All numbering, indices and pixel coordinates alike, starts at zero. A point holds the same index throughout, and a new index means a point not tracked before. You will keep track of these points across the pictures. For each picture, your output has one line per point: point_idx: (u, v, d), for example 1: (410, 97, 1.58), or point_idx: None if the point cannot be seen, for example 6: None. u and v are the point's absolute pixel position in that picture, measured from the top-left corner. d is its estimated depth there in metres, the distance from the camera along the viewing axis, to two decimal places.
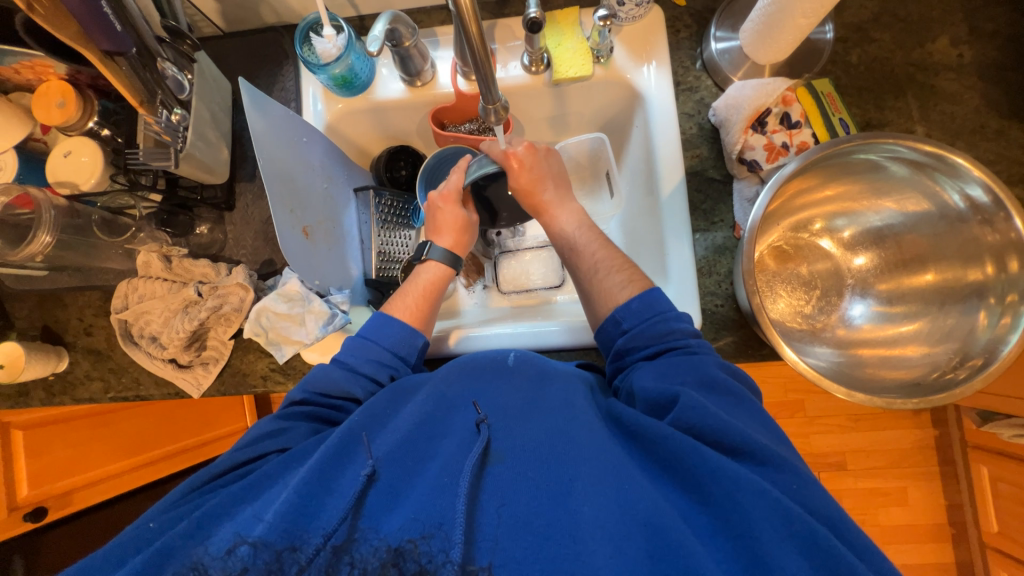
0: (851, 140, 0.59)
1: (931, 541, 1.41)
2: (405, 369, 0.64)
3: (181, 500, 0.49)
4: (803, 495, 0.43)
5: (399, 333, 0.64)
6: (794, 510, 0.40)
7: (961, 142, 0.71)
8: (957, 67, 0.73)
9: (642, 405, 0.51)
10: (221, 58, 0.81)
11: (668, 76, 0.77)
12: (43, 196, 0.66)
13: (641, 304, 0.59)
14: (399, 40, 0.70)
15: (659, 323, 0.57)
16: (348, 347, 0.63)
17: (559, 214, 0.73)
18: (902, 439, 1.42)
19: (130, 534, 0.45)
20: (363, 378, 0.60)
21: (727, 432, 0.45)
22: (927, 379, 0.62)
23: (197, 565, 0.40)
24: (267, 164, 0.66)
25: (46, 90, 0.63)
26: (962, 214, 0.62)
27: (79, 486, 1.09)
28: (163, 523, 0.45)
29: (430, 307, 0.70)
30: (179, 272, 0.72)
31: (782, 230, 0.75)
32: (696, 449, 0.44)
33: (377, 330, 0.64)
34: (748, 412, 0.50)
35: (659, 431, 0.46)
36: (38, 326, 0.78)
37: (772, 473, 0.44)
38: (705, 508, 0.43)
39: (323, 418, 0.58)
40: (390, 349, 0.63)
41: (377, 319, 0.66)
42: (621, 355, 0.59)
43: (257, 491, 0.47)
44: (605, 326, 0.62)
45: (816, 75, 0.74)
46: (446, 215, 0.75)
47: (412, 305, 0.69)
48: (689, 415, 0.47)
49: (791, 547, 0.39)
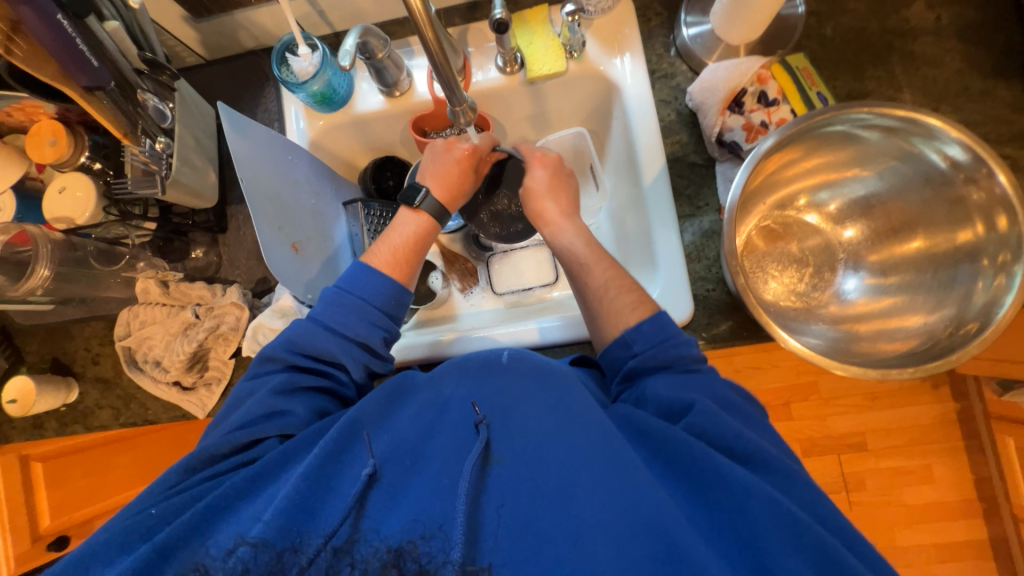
0: (825, 112, 0.58)
1: (961, 518, 1.37)
2: (398, 330, 0.65)
3: (178, 489, 0.49)
4: (812, 505, 0.43)
5: (388, 289, 0.63)
6: (806, 522, 0.40)
7: (946, 105, 0.70)
8: (935, 31, 0.72)
9: (653, 409, 0.51)
10: (205, 86, 0.83)
11: (642, 65, 0.77)
12: (39, 232, 0.69)
13: (653, 326, 0.57)
14: (371, 52, 0.71)
15: (670, 347, 0.55)
16: (338, 307, 0.61)
17: (564, 227, 0.71)
18: (922, 414, 1.38)
19: (129, 523, 0.46)
20: (353, 345, 0.60)
21: (738, 439, 0.46)
22: (922, 349, 0.61)
23: (199, 565, 0.41)
24: (250, 184, 0.67)
25: (38, 131, 0.65)
26: (946, 176, 0.61)
27: (98, 514, 1.13)
28: (164, 511, 0.46)
29: (416, 260, 0.69)
30: (177, 296, 0.74)
31: (767, 209, 0.74)
32: (706, 456, 0.44)
33: (364, 287, 0.62)
34: (756, 427, 0.51)
35: (672, 433, 0.46)
36: (48, 359, 0.80)
37: (781, 482, 0.44)
38: (712, 512, 0.43)
39: (319, 385, 0.59)
40: (382, 312, 0.63)
41: (357, 270, 0.64)
42: (630, 376, 0.56)
43: (263, 484, 0.48)
44: (612, 349, 0.59)
45: (791, 51, 0.74)
46: (448, 164, 0.73)
47: (398, 258, 0.67)
48: (703, 421, 0.47)
49: (799, 557, 0.39)
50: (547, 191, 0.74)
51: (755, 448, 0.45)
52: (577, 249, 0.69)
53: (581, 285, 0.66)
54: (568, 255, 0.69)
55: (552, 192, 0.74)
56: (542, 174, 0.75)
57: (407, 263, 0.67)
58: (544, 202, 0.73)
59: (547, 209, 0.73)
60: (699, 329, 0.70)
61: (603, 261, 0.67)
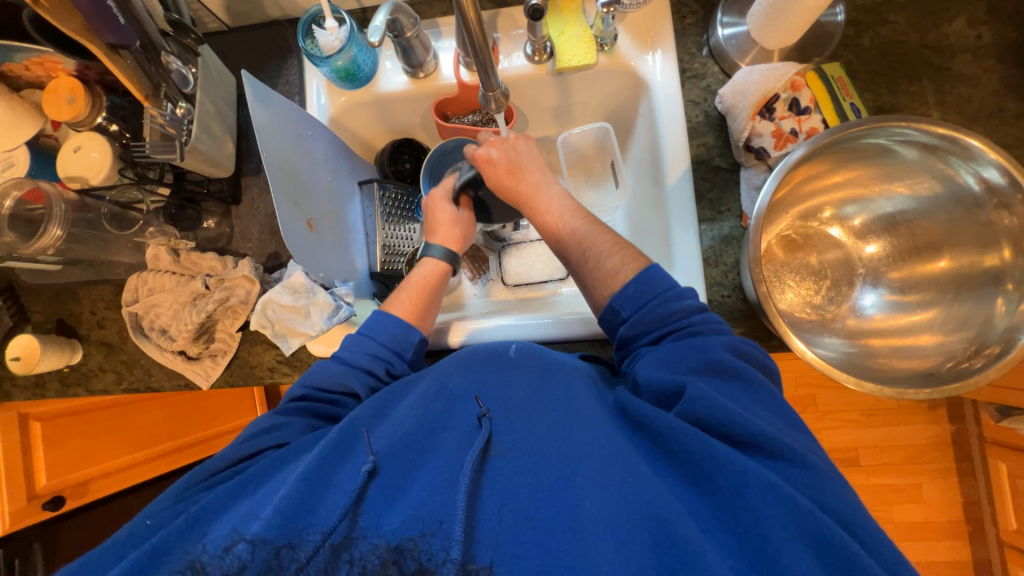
0: (861, 124, 0.57)
1: (947, 539, 1.38)
2: (403, 364, 0.64)
3: (180, 497, 0.49)
4: (816, 490, 0.41)
5: (395, 328, 0.65)
6: (806, 508, 0.39)
7: (979, 126, 0.69)
8: (974, 49, 0.70)
9: (648, 395, 0.50)
10: (226, 54, 0.82)
11: (673, 62, 0.75)
12: (53, 191, 0.69)
13: (636, 288, 0.56)
14: (400, 31, 0.70)
15: (659, 306, 0.55)
16: (348, 343, 0.64)
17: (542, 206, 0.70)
18: (918, 435, 1.39)
19: (128, 532, 0.46)
20: (359, 371, 0.61)
21: (733, 424, 0.44)
22: (940, 369, 0.60)
23: (194, 564, 0.40)
24: (270, 156, 0.66)
25: (56, 87, 0.64)
26: (977, 198, 0.60)
27: (95, 476, 1.12)
28: (158, 520, 0.46)
29: (428, 303, 0.71)
30: (187, 265, 0.74)
31: (790, 219, 0.73)
32: (705, 442, 0.43)
33: (373, 327, 0.65)
34: (764, 402, 0.48)
35: (665, 421, 0.45)
36: (53, 320, 0.79)
37: (781, 466, 0.43)
38: (711, 502, 0.42)
39: (322, 413, 0.58)
40: (387, 346, 0.63)
41: (375, 316, 0.66)
42: (626, 343, 0.57)
43: (255, 487, 0.48)
44: (604, 316, 0.59)
45: (826, 59, 0.73)
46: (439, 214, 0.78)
47: (409, 301, 0.70)
48: (695, 406, 0.45)
49: (803, 546, 0.38)
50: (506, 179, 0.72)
51: (753, 431, 0.43)
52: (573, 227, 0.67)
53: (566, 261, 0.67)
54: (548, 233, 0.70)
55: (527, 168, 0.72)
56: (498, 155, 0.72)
57: (421, 306, 0.70)
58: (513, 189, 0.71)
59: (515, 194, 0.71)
60: None
61: None
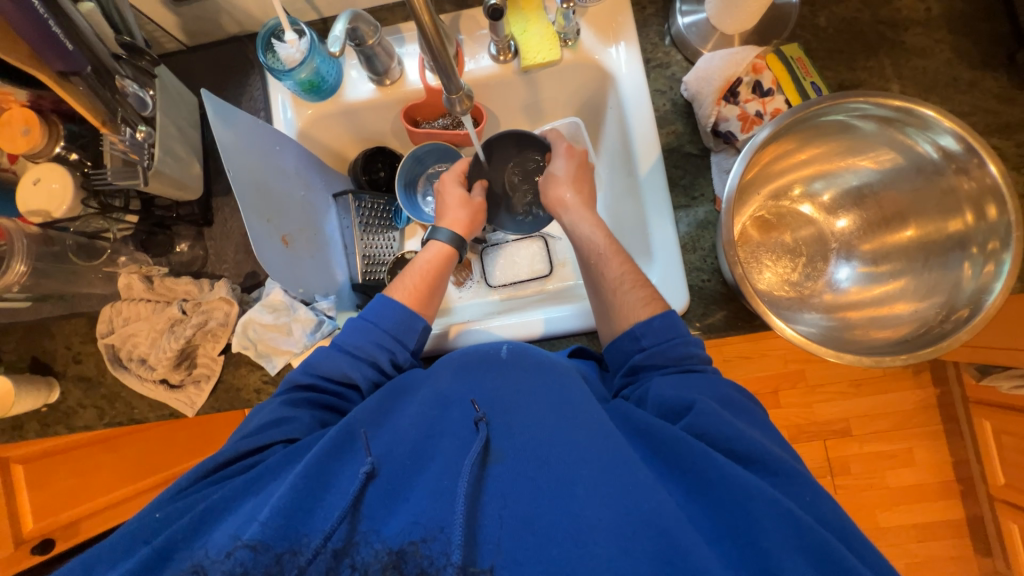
0: (821, 102, 0.58)
1: (940, 499, 1.41)
2: (406, 353, 0.63)
3: (176, 498, 0.48)
4: (814, 507, 0.43)
5: (399, 315, 0.63)
6: (806, 522, 0.40)
7: (935, 96, 0.71)
8: (925, 21, 0.72)
9: (653, 410, 0.51)
10: (186, 73, 0.80)
11: (637, 54, 0.76)
12: (14, 226, 0.67)
13: (664, 322, 0.58)
14: (361, 39, 0.69)
15: (680, 345, 0.56)
16: (349, 329, 0.62)
17: (581, 218, 0.72)
18: (904, 400, 1.42)
19: (136, 525, 0.45)
20: (363, 364, 0.60)
21: (739, 440, 0.46)
22: (914, 335, 0.62)
23: (197, 568, 0.40)
24: (238, 173, 0.65)
25: (9, 119, 0.62)
26: (937, 166, 0.62)
27: (83, 516, 1.09)
28: (170, 514, 0.46)
29: (433, 291, 0.69)
30: (162, 292, 0.72)
31: (762, 199, 0.74)
32: (708, 454, 0.45)
33: (377, 311, 0.63)
34: (757, 426, 0.51)
35: (671, 433, 0.47)
36: (26, 359, 0.77)
37: (781, 482, 0.45)
38: (711, 512, 0.43)
39: (330, 407, 0.59)
40: (391, 334, 0.62)
41: (377, 301, 0.64)
42: (635, 370, 0.58)
43: (260, 486, 0.47)
44: (620, 341, 0.60)
45: (785, 40, 0.74)
46: (447, 196, 0.78)
47: (414, 286, 0.68)
48: (704, 421, 0.47)
49: (800, 555, 0.39)
50: (569, 180, 0.75)
51: (758, 449, 0.46)
52: None
53: (596, 275, 0.67)
54: (586, 246, 0.70)
55: (578, 182, 0.75)
56: (566, 163, 0.75)
57: (429, 293, 0.68)
58: (564, 189, 0.74)
59: (565, 195, 0.74)
60: (695, 319, 0.70)
61: (613, 246, 0.69)
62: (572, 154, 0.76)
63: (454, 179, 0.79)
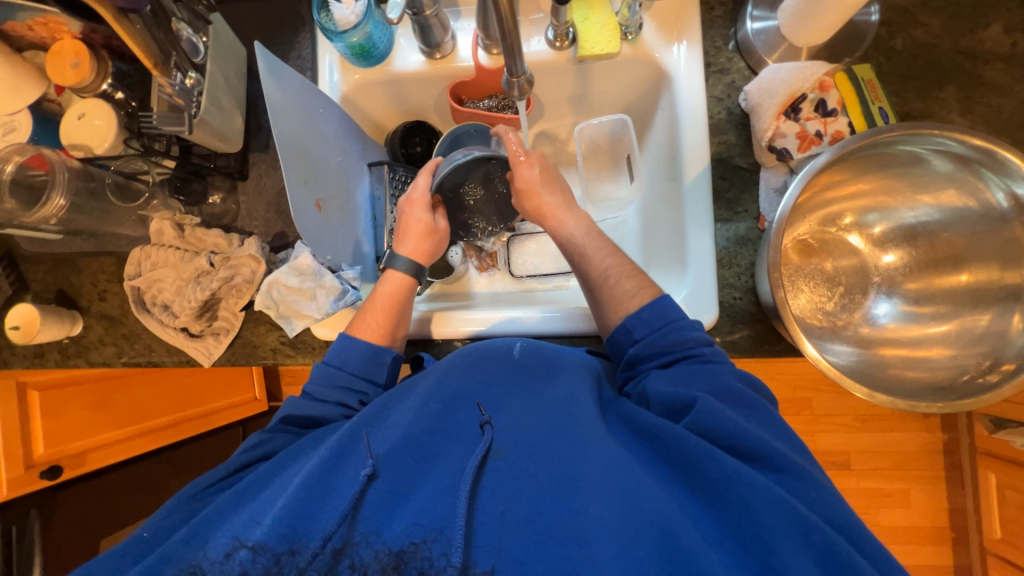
0: (892, 131, 0.56)
1: (930, 544, 1.40)
2: (376, 390, 0.61)
3: (172, 508, 0.51)
4: (821, 503, 0.43)
5: (362, 353, 0.62)
6: (811, 520, 0.40)
7: (1007, 137, 0.68)
8: (1008, 57, 0.68)
9: (657, 408, 0.51)
10: (237, 23, 0.79)
11: (698, 56, 0.73)
12: (57, 157, 0.66)
13: (653, 312, 0.57)
14: (420, 8, 0.67)
15: (672, 332, 0.55)
16: (315, 375, 0.61)
17: (565, 219, 0.70)
18: (910, 441, 1.40)
19: (125, 543, 0.48)
20: (333, 405, 0.59)
21: (741, 437, 0.45)
22: (954, 382, 0.61)
23: (196, 568, 0.41)
24: (282, 135, 0.64)
25: (60, 49, 0.62)
26: (1005, 214, 0.60)
27: (93, 447, 1.09)
28: (159, 532, 0.49)
29: (396, 320, 0.66)
30: (191, 241, 0.73)
31: (809, 223, 0.72)
32: (713, 453, 0.44)
33: (341, 355, 0.62)
34: (770, 428, 0.49)
35: (673, 430, 0.46)
36: (53, 290, 0.78)
37: (787, 480, 0.44)
38: (717, 514, 0.42)
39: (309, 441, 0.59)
40: (355, 374, 0.61)
41: (340, 341, 0.63)
42: (633, 363, 0.58)
43: (254, 494, 0.48)
44: (614, 335, 0.60)
45: (856, 60, 0.70)
46: (412, 219, 0.72)
47: (376, 324, 0.65)
48: (706, 419, 0.46)
49: (806, 555, 0.39)
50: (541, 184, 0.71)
51: (760, 444, 0.45)
52: (590, 241, 0.68)
53: (582, 274, 0.66)
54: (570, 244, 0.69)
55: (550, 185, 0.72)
56: (535, 171, 0.71)
57: (390, 324, 0.66)
58: (541, 198, 0.71)
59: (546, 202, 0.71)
60: (720, 335, 0.69)
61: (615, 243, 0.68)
62: (532, 161, 0.72)
63: (422, 202, 0.73)
